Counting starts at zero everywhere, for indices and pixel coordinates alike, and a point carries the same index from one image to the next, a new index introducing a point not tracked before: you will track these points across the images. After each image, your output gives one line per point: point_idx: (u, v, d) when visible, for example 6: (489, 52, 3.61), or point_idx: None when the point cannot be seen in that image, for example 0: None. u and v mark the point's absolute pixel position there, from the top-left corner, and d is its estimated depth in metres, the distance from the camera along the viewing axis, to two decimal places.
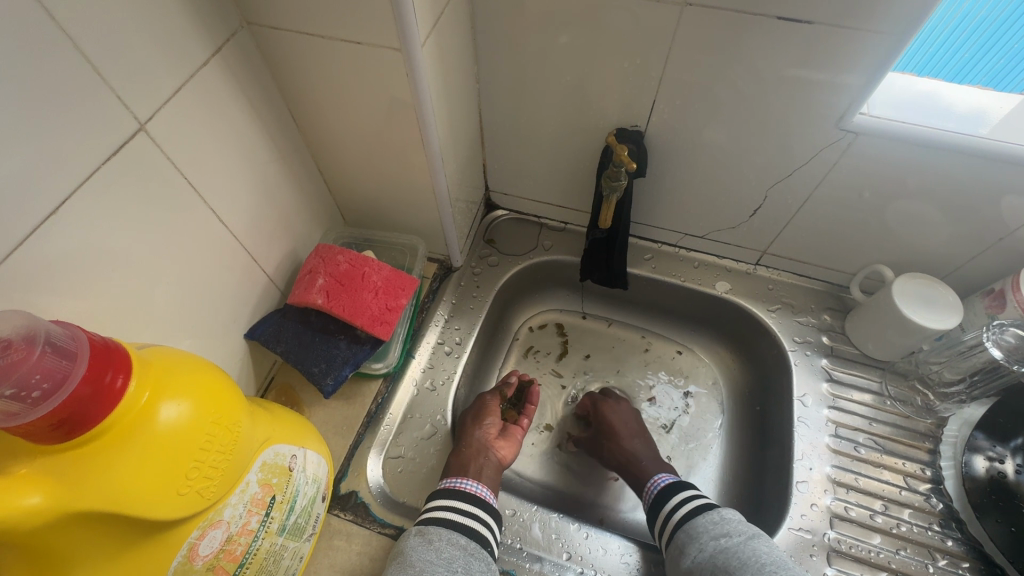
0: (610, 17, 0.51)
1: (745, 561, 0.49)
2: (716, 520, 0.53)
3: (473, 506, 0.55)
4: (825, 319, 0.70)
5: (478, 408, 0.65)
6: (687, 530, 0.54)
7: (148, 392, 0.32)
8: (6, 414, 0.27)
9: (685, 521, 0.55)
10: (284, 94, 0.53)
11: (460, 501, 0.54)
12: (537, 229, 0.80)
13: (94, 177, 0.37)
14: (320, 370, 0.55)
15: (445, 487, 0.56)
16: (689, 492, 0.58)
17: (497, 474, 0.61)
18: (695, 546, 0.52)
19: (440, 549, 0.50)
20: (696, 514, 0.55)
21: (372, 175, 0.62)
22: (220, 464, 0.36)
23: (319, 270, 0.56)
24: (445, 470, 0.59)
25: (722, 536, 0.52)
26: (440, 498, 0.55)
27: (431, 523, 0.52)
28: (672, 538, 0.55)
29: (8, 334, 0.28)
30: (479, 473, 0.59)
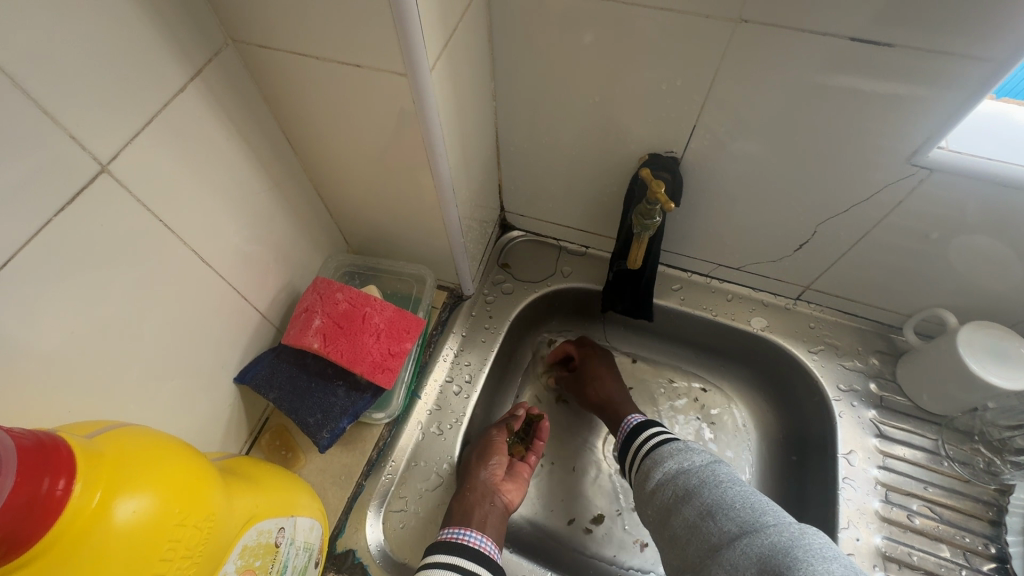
0: (649, 33, 0.44)
1: (703, 479, 0.50)
2: (681, 447, 0.55)
3: (473, 564, 0.50)
4: (872, 363, 0.63)
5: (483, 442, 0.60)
6: (657, 455, 0.56)
7: (99, 493, 0.27)
8: None
9: (651, 449, 0.57)
10: (276, 115, 0.48)
11: (462, 557, 0.49)
12: (556, 253, 0.74)
13: (48, 229, 0.32)
14: (316, 421, 0.50)
15: (445, 540, 0.51)
16: (657, 427, 0.60)
17: (501, 522, 0.56)
18: (659, 469, 0.54)
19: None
20: (662, 443, 0.57)
21: (377, 201, 0.56)
22: (186, 567, 0.31)
23: (316, 309, 0.51)
24: (447, 516, 0.55)
25: (685, 460, 0.53)
26: (443, 553, 0.50)
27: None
28: (641, 467, 0.57)
29: None
30: (482, 524, 0.54)
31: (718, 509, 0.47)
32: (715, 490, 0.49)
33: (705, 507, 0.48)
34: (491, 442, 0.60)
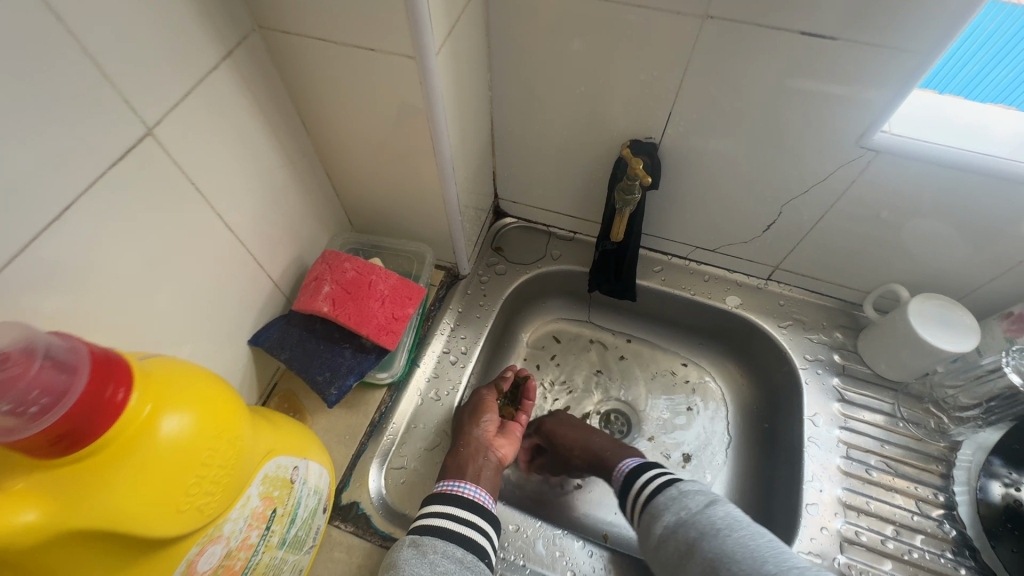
0: (628, 28, 0.50)
1: (703, 528, 0.51)
2: (679, 493, 0.55)
3: (470, 513, 0.54)
4: (836, 337, 0.69)
5: (471, 403, 0.64)
6: (653, 506, 0.56)
7: (150, 405, 0.31)
8: (4, 429, 0.26)
9: (651, 498, 0.57)
10: (293, 98, 0.52)
11: (457, 506, 0.54)
12: (546, 238, 0.79)
13: (100, 182, 0.36)
14: (325, 378, 0.54)
15: (442, 492, 0.55)
16: (652, 470, 0.60)
17: (496, 473, 0.60)
18: (660, 520, 0.54)
19: (435, 562, 0.48)
20: (661, 489, 0.57)
21: (381, 181, 0.61)
22: (222, 478, 0.35)
23: (325, 277, 0.55)
24: (442, 470, 0.59)
25: (685, 509, 0.53)
26: (434, 504, 0.54)
27: (426, 533, 0.51)
28: (642, 514, 0.57)
29: (6, 346, 0.27)
30: (476, 477, 0.58)
31: (722, 562, 0.47)
32: (717, 541, 0.49)
33: (709, 559, 0.48)
34: (478, 399, 0.64)
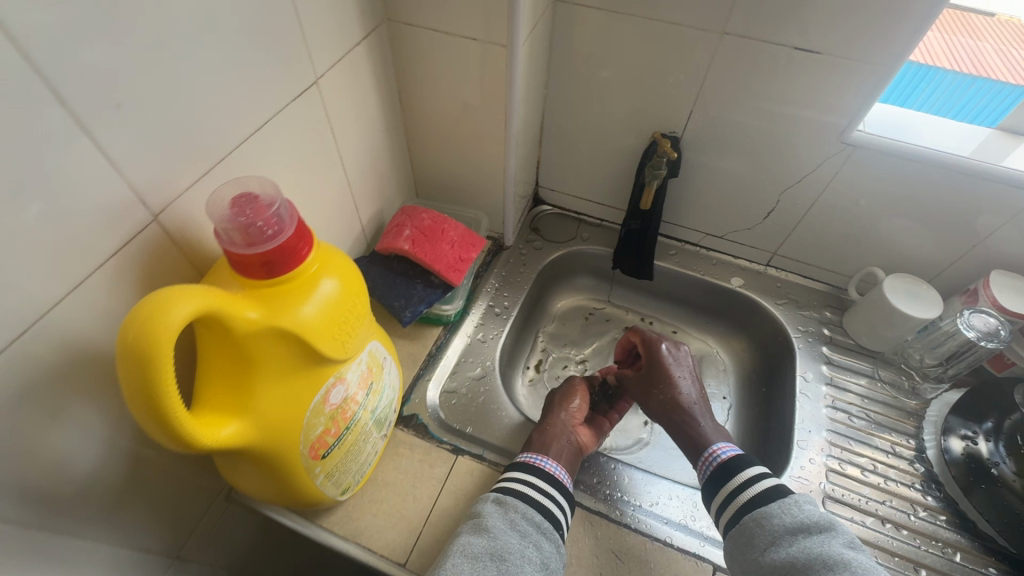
0: (666, 40, 0.64)
1: (824, 559, 0.48)
2: (795, 508, 0.54)
3: (547, 485, 0.57)
4: (825, 314, 0.81)
5: (563, 395, 0.72)
6: (759, 519, 0.54)
7: (319, 261, 0.43)
8: (250, 241, 0.37)
9: (757, 505, 0.55)
10: (397, 76, 0.66)
11: (535, 476, 0.57)
12: (577, 223, 0.92)
13: (286, 109, 0.48)
14: (401, 304, 0.65)
15: (525, 461, 0.60)
16: (755, 471, 0.58)
17: (576, 457, 0.63)
18: (767, 536, 0.52)
19: (513, 521, 0.53)
20: (766, 499, 0.55)
21: (452, 155, 0.74)
22: (352, 331, 0.46)
23: (406, 223, 0.68)
24: (526, 444, 0.64)
25: (799, 530, 0.52)
26: (519, 471, 0.59)
27: (507, 493, 0.56)
28: (736, 522, 0.55)
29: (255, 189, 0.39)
30: (556, 454, 0.61)
31: None
32: None
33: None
34: (573, 391, 0.72)
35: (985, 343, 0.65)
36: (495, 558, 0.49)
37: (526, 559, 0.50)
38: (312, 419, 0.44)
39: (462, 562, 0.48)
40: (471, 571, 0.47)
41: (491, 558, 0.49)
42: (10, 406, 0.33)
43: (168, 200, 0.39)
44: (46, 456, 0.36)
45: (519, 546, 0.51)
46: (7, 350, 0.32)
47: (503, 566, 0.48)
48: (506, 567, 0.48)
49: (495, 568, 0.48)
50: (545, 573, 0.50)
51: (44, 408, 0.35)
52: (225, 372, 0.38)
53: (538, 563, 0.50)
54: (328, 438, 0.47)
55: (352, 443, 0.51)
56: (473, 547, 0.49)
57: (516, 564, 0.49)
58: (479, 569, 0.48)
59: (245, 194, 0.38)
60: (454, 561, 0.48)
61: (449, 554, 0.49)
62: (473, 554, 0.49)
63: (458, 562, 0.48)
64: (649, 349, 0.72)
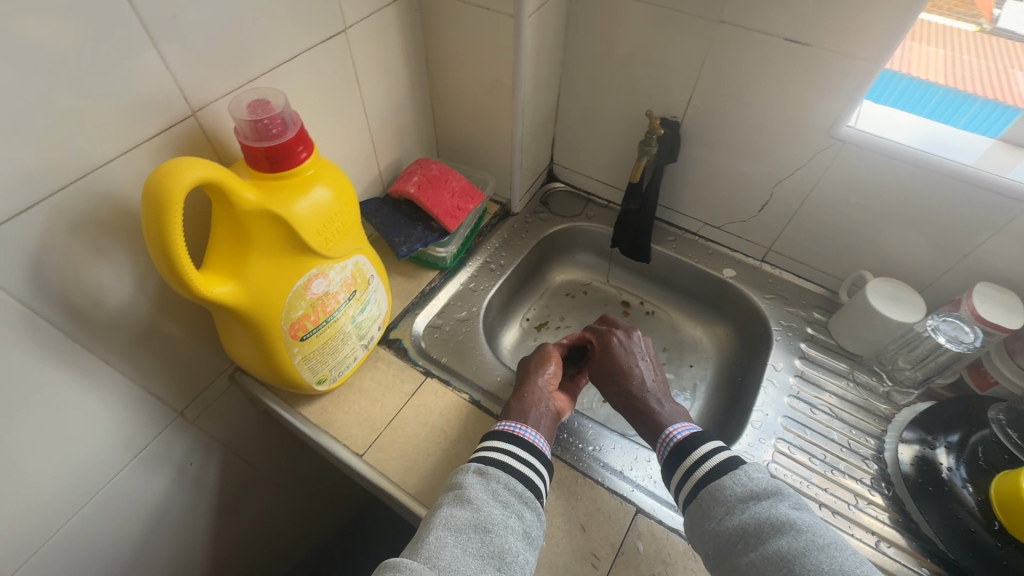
0: (669, 26, 0.69)
1: (775, 523, 0.48)
2: (746, 477, 0.53)
3: (526, 454, 0.57)
4: (813, 315, 0.81)
5: (536, 362, 0.69)
6: (714, 492, 0.53)
7: (315, 168, 0.51)
8: (256, 134, 0.47)
9: (711, 479, 0.54)
10: (426, 40, 0.75)
11: (515, 446, 0.57)
12: (585, 202, 0.98)
13: (316, 49, 0.58)
14: (400, 239, 0.73)
15: (503, 431, 0.59)
16: (705, 445, 0.57)
17: (554, 422, 0.63)
18: (722, 506, 0.52)
19: (496, 491, 0.52)
20: (720, 471, 0.54)
21: (469, 118, 0.82)
22: (336, 234, 0.54)
23: (415, 172, 0.76)
24: (505, 412, 0.63)
25: (750, 498, 0.51)
26: (498, 441, 0.57)
27: (490, 464, 0.55)
28: (694, 496, 0.54)
29: (267, 95, 0.48)
30: (536, 424, 0.61)
31: (800, 563, 0.45)
32: (788, 536, 0.47)
33: (779, 553, 0.46)
34: (546, 357, 0.70)
35: (935, 335, 0.66)
36: (479, 530, 0.48)
37: (509, 530, 0.49)
38: (294, 301, 0.53)
39: (446, 535, 0.47)
40: (456, 544, 0.46)
41: (475, 529, 0.48)
42: (64, 233, 0.44)
43: (204, 102, 0.49)
44: (88, 284, 0.47)
45: (502, 517, 0.50)
46: (67, 189, 0.43)
47: (486, 538, 0.47)
48: (490, 539, 0.48)
49: (479, 540, 0.47)
50: (527, 542, 0.50)
51: (90, 245, 0.46)
52: (225, 240, 0.48)
53: (520, 532, 0.50)
54: (308, 324, 0.56)
55: (330, 338, 0.60)
56: (457, 519, 0.48)
57: (500, 536, 0.48)
58: (463, 541, 0.47)
59: (258, 98, 0.47)
60: (438, 534, 0.47)
61: (431, 527, 0.48)
62: (457, 526, 0.48)
63: (441, 536, 0.47)
64: (606, 340, 0.71)
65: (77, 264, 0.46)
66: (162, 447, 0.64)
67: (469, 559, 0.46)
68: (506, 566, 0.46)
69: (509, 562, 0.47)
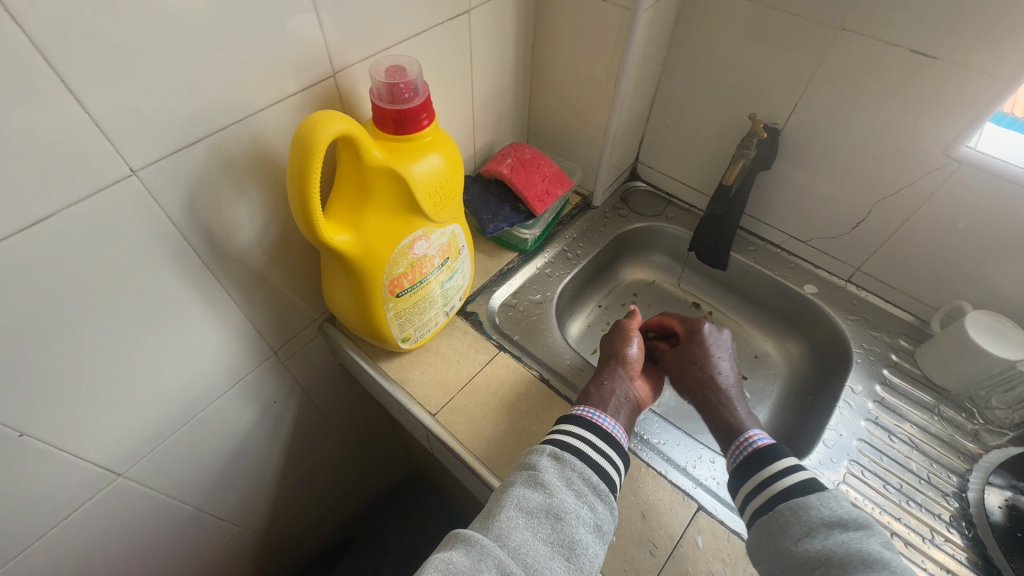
0: (782, 30, 0.69)
1: (863, 555, 0.46)
2: (832, 502, 0.52)
3: (604, 443, 0.57)
4: (899, 342, 0.78)
5: (618, 345, 0.69)
6: (796, 512, 0.52)
7: (433, 136, 0.55)
8: (390, 96, 0.50)
9: (792, 494, 0.53)
10: (535, 28, 0.78)
11: (594, 433, 0.57)
12: (666, 204, 0.97)
13: (442, 25, 0.61)
14: (487, 217, 0.76)
15: (581, 416, 0.60)
16: (787, 461, 0.56)
17: (632, 412, 0.64)
18: (803, 527, 0.51)
19: (570, 479, 0.53)
20: (805, 491, 0.53)
21: (564, 108, 0.84)
22: (442, 201, 0.58)
23: (509, 154, 0.79)
24: (584, 396, 0.63)
25: (836, 524, 0.50)
26: (574, 425, 0.58)
27: (567, 449, 0.55)
28: (768, 509, 0.54)
29: (404, 61, 0.52)
30: (616, 412, 0.62)
31: None
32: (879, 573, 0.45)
33: None
34: (627, 341, 0.70)
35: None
36: (551, 517, 0.49)
37: (581, 521, 0.50)
38: (397, 258, 0.57)
39: (518, 516, 0.49)
40: (527, 527, 0.48)
41: (546, 516, 0.49)
42: (215, 169, 0.49)
43: (344, 64, 0.54)
44: (227, 218, 0.52)
45: (574, 506, 0.51)
46: (225, 129, 0.47)
47: (557, 525, 0.49)
48: (562, 527, 0.49)
49: (550, 526, 0.49)
50: (598, 535, 0.50)
51: (234, 183, 0.51)
52: (349, 193, 0.52)
53: (592, 524, 0.50)
54: (404, 282, 0.59)
55: (420, 299, 0.63)
56: (529, 502, 0.50)
57: (571, 525, 0.49)
58: (534, 526, 0.49)
59: (395, 64, 0.51)
60: (509, 514, 0.49)
61: (504, 505, 0.50)
62: (529, 509, 0.50)
63: (513, 516, 0.49)
64: (690, 328, 0.71)
65: (221, 199, 0.51)
66: (254, 381, 0.69)
67: (539, 544, 0.47)
68: (575, 557, 0.48)
69: (578, 554, 0.48)
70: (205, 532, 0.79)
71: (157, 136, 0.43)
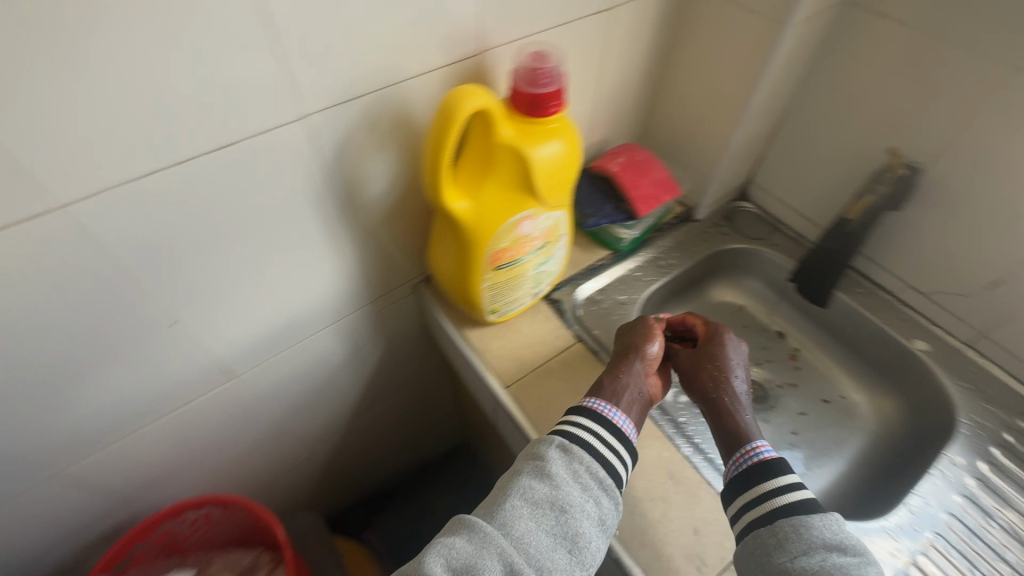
0: (946, 64, 0.64)
1: None
2: (833, 524, 0.49)
3: (612, 439, 0.56)
4: (1017, 423, 0.70)
5: (639, 339, 0.66)
6: (797, 529, 0.49)
7: (560, 123, 0.57)
8: (529, 80, 0.53)
9: (793, 512, 0.50)
10: (673, 33, 0.77)
11: (603, 429, 0.56)
12: (772, 229, 0.93)
13: (587, 20, 0.64)
14: (589, 211, 0.78)
15: (593, 411, 0.58)
16: (791, 476, 0.53)
17: (644, 408, 0.62)
18: (801, 545, 0.48)
19: (577, 473, 0.53)
20: (807, 508, 0.50)
21: (685, 116, 0.83)
22: (556, 186, 0.60)
23: (621, 154, 0.80)
24: (596, 388, 0.61)
25: (836, 547, 0.48)
26: (586, 418, 0.57)
27: (575, 442, 0.55)
28: (765, 525, 0.51)
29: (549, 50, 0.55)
30: (629, 407, 0.60)
31: None
32: None
33: None
34: (650, 333, 0.67)
35: None
36: (556, 509, 0.50)
37: (584, 515, 0.50)
38: (503, 233, 0.60)
39: (523, 506, 0.50)
40: (531, 517, 0.49)
41: (551, 507, 0.50)
42: (365, 125, 0.54)
43: (491, 45, 0.57)
44: (364, 171, 0.58)
45: (580, 500, 0.51)
46: (381, 90, 0.53)
47: (561, 518, 0.50)
48: (565, 520, 0.50)
49: (554, 518, 0.50)
50: (601, 529, 0.51)
51: (377, 139, 0.56)
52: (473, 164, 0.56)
53: (596, 519, 0.51)
54: (504, 256, 0.63)
55: (514, 275, 0.66)
56: (535, 492, 0.51)
57: (575, 519, 0.50)
58: (539, 517, 0.50)
59: (540, 51, 0.54)
60: (514, 503, 0.50)
61: (509, 493, 0.51)
62: (535, 500, 0.50)
63: (518, 505, 0.50)
64: (711, 330, 0.67)
65: (364, 152, 0.56)
66: (351, 322, 0.76)
67: (542, 535, 0.49)
68: (577, 550, 0.49)
69: (581, 546, 0.49)
70: (283, 449, 0.87)
71: (328, 87, 0.49)
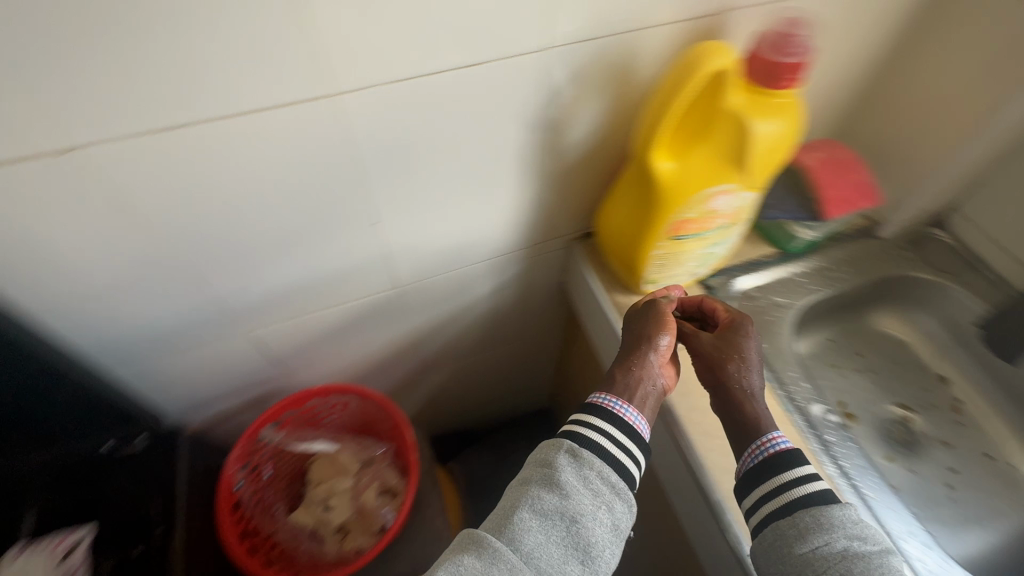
0: None
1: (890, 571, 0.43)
2: (851, 510, 0.48)
3: (623, 437, 0.52)
4: None
5: (650, 328, 0.61)
6: (818, 518, 0.47)
7: (790, 99, 0.54)
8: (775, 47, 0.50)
9: (814, 502, 0.48)
10: (918, 23, 0.69)
11: (613, 427, 0.53)
12: (967, 264, 0.81)
13: None
14: (770, 202, 0.73)
15: (603, 407, 0.54)
16: (803, 463, 0.51)
17: (658, 401, 0.58)
18: (824, 535, 0.46)
19: (588, 478, 0.49)
20: (824, 496, 0.49)
21: (902, 120, 0.75)
22: (764, 166, 0.57)
23: (820, 149, 0.75)
24: (606, 380, 0.58)
25: (858, 535, 0.46)
26: (597, 419, 0.53)
27: (587, 446, 0.51)
28: (784, 516, 0.49)
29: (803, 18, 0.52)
30: (641, 403, 0.56)
31: None
32: None
33: None
34: (662, 319, 0.61)
35: None
36: (566, 519, 0.47)
37: (596, 522, 0.48)
38: (694, 203, 0.58)
39: (532, 518, 0.47)
40: (540, 530, 0.47)
41: (562, 517, 0.47)
42: (591, 68, 0.55)
43: (736, 6, 0.55)
44: (571, 114, 0.58)
45: (591, 506, 0.48)
46: (619, 35, 0.52)
47: (573, 528, 0.47)
48: (576, 530, 0.47)
49: (565, 527, 0.47)
50: (614, 533, 0.48)
51: (595, 85, 0.56)
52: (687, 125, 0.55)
53: (609, 525, 0.48)
54: (685, 228, 0.61)
55: (686, 249, 0.65)
56: (544, 503, 0.48)
57: (587, 529, 0.47)
58: (548, 528, 0.47)
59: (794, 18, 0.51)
60: (523, 515, 0.48)
61: (516, 505, 0.49)
62: (544, 510, 0.48)
63: (526, 517, 0.47)
64: (732, 319, 0.62)
65: (578, 95, 0.57)
66: (502, 263, 0.78)
67: (552, 547, 0.46)
68: (590, 559, 0.47)
69: (594, 556, 0.47)
70: (407, 368, 0.93)
71: (575, 22, 0.49)
